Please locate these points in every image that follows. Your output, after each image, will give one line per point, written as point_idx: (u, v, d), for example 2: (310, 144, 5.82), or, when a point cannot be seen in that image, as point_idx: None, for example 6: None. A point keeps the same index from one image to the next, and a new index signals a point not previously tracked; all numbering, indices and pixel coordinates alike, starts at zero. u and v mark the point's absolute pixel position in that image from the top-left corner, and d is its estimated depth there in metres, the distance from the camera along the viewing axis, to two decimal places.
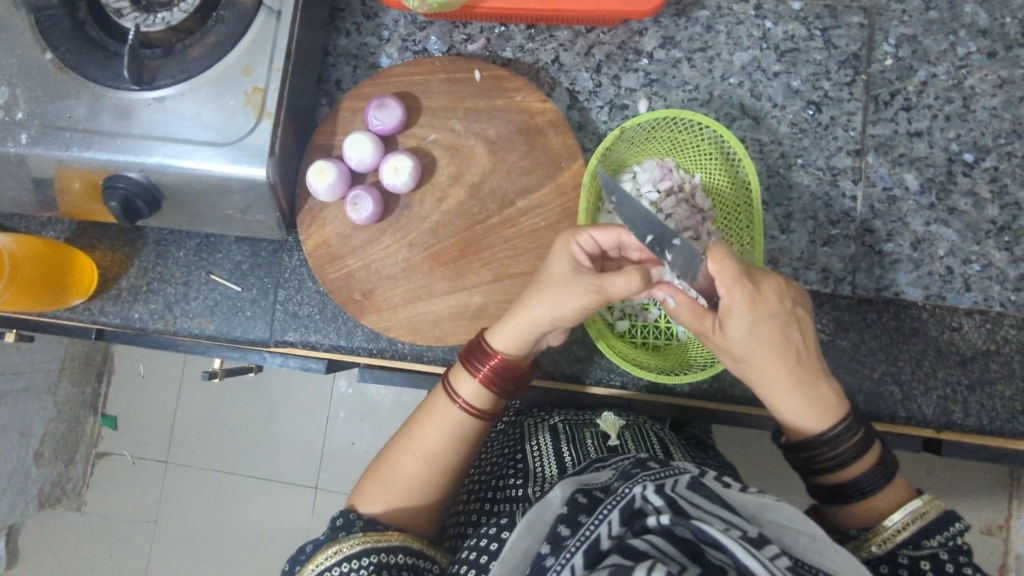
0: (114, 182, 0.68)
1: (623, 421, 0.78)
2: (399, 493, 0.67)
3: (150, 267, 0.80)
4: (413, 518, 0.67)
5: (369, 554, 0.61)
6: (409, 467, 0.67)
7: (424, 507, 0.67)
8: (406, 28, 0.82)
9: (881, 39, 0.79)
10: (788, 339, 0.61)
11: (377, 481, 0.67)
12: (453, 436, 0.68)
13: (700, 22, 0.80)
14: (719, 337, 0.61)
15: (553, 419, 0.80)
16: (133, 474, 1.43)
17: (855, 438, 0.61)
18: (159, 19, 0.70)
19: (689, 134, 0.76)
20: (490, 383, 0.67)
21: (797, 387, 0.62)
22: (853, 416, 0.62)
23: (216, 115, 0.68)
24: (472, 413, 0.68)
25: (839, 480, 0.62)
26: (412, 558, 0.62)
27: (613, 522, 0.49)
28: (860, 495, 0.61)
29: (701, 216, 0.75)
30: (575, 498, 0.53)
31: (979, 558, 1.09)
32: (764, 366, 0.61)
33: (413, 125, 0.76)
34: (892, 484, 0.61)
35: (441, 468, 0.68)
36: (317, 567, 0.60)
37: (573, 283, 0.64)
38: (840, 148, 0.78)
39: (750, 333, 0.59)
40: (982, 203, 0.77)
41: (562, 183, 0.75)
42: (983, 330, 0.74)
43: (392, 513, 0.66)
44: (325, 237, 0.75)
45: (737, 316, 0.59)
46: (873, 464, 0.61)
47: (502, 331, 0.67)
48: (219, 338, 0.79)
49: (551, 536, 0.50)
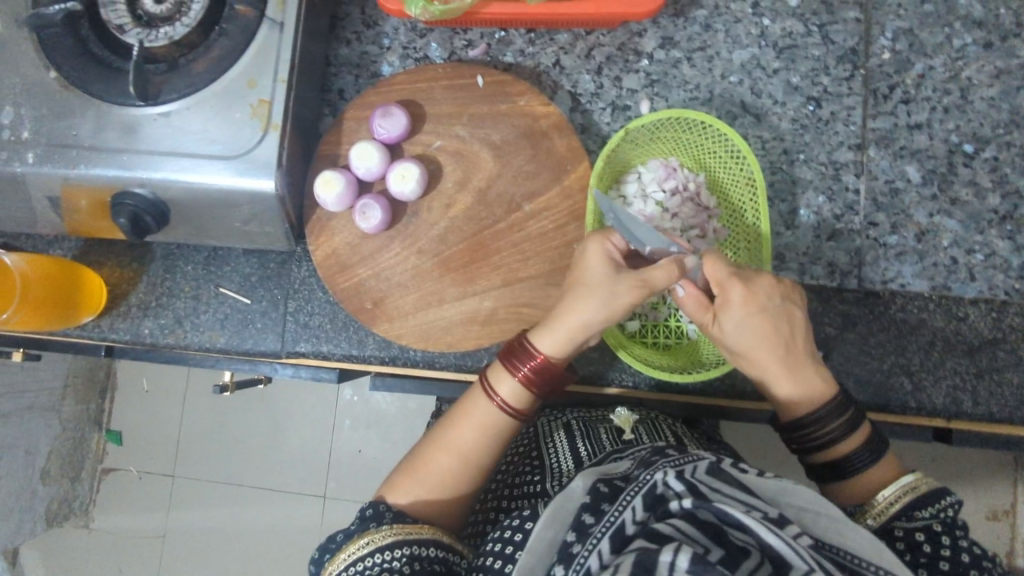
0: (122, 199, 0.68)
1: (637, 415, 0.78)
2: (431, 490, 0.67)
3: (159, 282, 0.80)
4: (443, 514, 0.67)
5: (402, 546, 0.60)
6: (443, 464, 0.67)
7: (454, 504, 0.67)
8: (406, 35, 0.82)
9: (878, 33, 0.80)
10: (780, 333, 0.64)
11: (408, 478, 0.67)
12: (493, 436, 0.68)
13: (698, 22, 0.81)
14: (711, 327, 0.65)
15: (567, 416, 0.80)
16: (140, 489, 1.42)
17: (843, 419, 0.62)
18: (163, 34, 0.70)
19: (692, 133, 0.76)
20: (533, 385, 0.67)
21: (792, 379, 0.64)
22: (842, 397, 0.63)
23: (222, 128, 0.68)
24: (510, 413, 0.68)
25: (830, 458, 0.63)
26: (441, 550, 0.62)
27: (636, 509, 0.50)
28: (850, 472, 0.62)
29: (707, 214, 0.76)
30: (596, 488, 0.54)
31: (988, 543, 1.10)
32: (756, 359, 0.64)
33: (418, 132, 0.76)
34: (881, 461, 0.62)
35: (474, 466, 0.68)
36: (349, 557, 0.60)
37: (622, 287, 0.64)
38: (842, 143, 0.79)
39: (741, 325, 0.63)
40: (984, 193, 0.77)
41: (569, 186, 0.75)
42: (989, 318, 0.75)
43: (425, 508, 0.66)
44: (334, 247, 0.75)
45: (730, 309, 0.63)
46: (862, 441, 0.62)
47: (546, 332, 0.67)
48: (231, 351, 0.79)
49: (576, 524, 0.51)
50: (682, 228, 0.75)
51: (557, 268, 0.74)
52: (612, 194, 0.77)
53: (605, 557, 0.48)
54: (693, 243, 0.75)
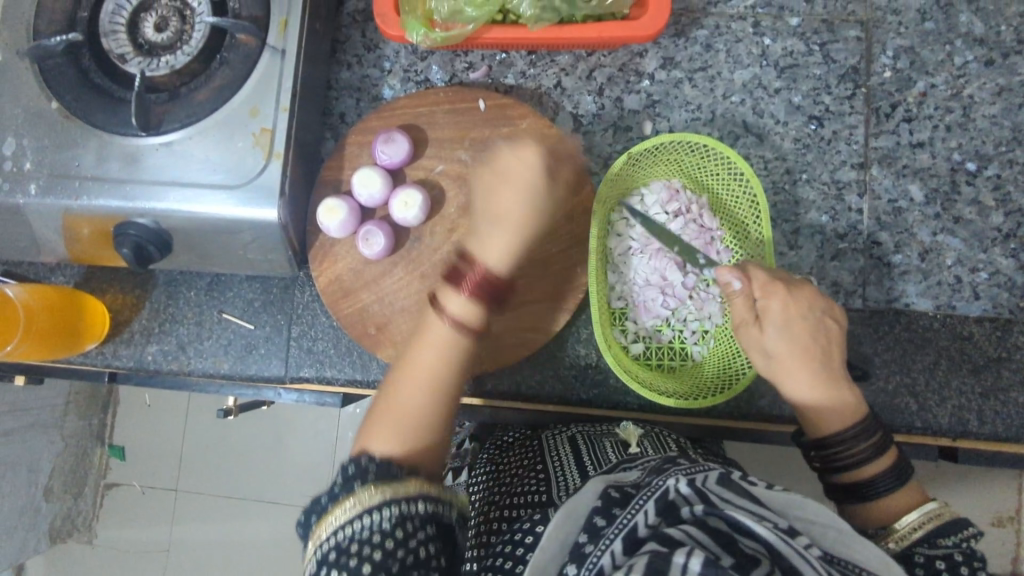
0: (125, 229, 0.68)
1: (643, 429, 0.76)
2: (399, 428, 0.57)
3: (162, 308, 0.80)
4: (423, 458, 0.56)
5: (394, 504, 0.51)
6: (410, 399, 0.59)
7: (430, 442, 0.58)
8: (407, 58, 0.82)
9: (879, 52, 0.80)
10: (818, 345, 0.63)
11: (375, 423, 0.58)
12: (453, 355, 0.60)
13: (699, 42, 0.81)
14: (749, 335, 0.64)
15: (571, 430, 0.78)
16: (143, 504, 1.42)
17: (872, 441, 0.61)
18: (164, 62, 0.71)
19: (695, 156, 0.76)
20: (483, 296, 0.60)
21: (828, 395, 0.63)
22: (872, 419, 0.62)
23: (224, 158, 0.68)
24: (466, 329, 0.60)
25: (856, 480, 0.62)
26: (431, 505, 0.53)
27: (649, 512, 0.49)
28: (873, 495, 0.61)
29: (711, 234, 0.76)
30: (608, 492, 0.52)
31: (994, 552, 1.10)
32: (790, 370, 0.63)
33: (420, 157, 0.76)
34: (906, 486, 0.61)
35: (442, 394, 0.59)
36: (335, 519, 0.51)
37: (531, 170, 0.63)
38: (844, 162, 0.79)
39: (779, 332, 0.62)
40: (987, 211, 0.77)
41: (571, 209, 0.75)
42: (993, 337, 0.75)
43: (396, 453, 0.55)
44: (337, 273, 0.75)
45: (771, 316, 0.63)
46: (889, 465, 0.61)
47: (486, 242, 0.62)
48: (234, 377, 0.79)
49: (588, 526, 0.50)
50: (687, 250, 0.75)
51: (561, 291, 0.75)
52: (615, 216, 0.78)
53: (618, 558, 0.47)
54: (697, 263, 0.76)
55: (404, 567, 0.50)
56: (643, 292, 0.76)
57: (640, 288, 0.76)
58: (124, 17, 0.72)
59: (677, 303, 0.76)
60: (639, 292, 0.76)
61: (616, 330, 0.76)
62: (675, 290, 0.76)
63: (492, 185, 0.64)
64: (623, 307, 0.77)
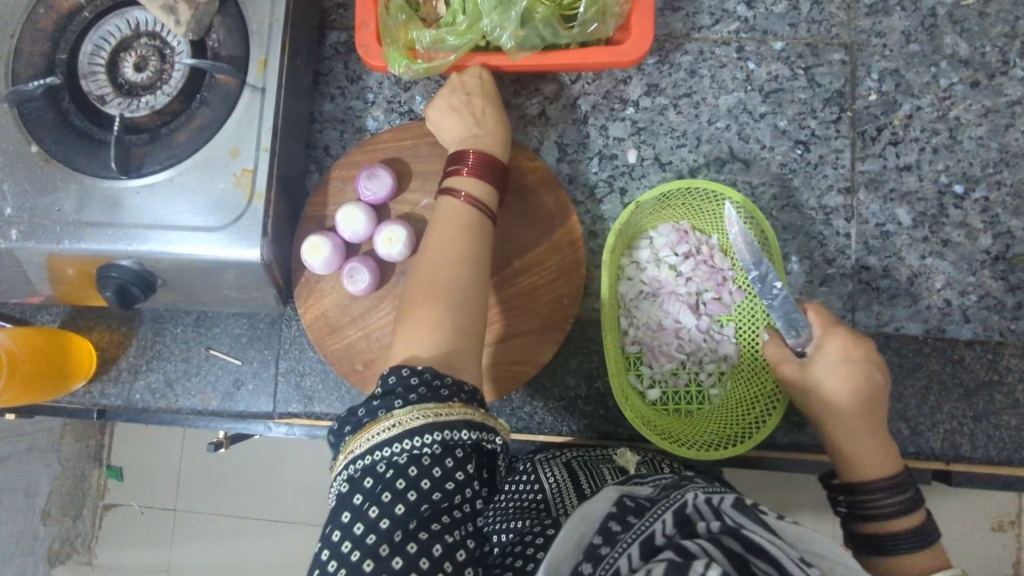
0: (108, 272, 0.68)
1: (640, 455, 0.73)
2: (435, 306, 0.60)
3: (149, 345, 0.80)
4: (459, 349, 0.59)
5: (433, 431, 0.51)
6: (440, 279, 0.62)
7: (465, 325, 0.61)
8: (391, 89, 0.82)
9: (864, 75, 0.79)
10: (865, 394, 0.66)
11: (410, 324, 0.60)
12: (470, 225, 0.65)
13: (683, 68, 0.80)
14: (798, 372, 0.68)
15: (565, 455, 0.74)
16: (145, 528, 1.37)
17: (899, 496, 0.63)
18: (144, 104, 0.71)
19: (704, 200, 0.76)
20: (484, 175, 0.68)
21: (861, 440, 0.66)
22: (903, 477, 0.64)
23: (204, 199, 0.68)
24: (474, 206, 0.66)
25: (876, 532, 0.63)
26: (475, 433, 0.52)
27: (666, 522, 0.49)
28: (891, 550, 0.62)
29: (721, 275, 0.76)
30: (623, 501, 0.52)
31: (995, 561, 1.09)
32: (831, 410, 0.67)
33: (404, 191, 0.76)
34: (929, 549, 0.61)
35: (461, 275, 0.63)
36: (373, 439, 0.51)
37: (495, 88, 0.74)
38: (830, 186, 0.78)
39: (828, 371, 0.67)
40: (975, 234, 0.77)
41: (556, 241, 0.75)
42: (984, 360, 0.75)
43: (438, 345, 0.58)
44: (323, 309, 0.75)
45: (824, 353, 0.67)
46: (914, 526, 0.62)
47: (476, 140, 0.70)
48: (223, 413, 0.79)
49: (602, 529, 0.49)
50: (697, 291, 0.76)
51: (548, 324, 0.74)
52: (625, 260, 0.77)
53: (635, 562, 0.47)
54: (710, 305, 0.76)
55: (432, 506, 0.50)
56: (657, 338, 0.75)
57: (655, 334, 0.76)
58: (103, 57, 0.72)
59: (692, 346, 0.76)
60: (653, 338, 0.76)
61: (631, 375, 0.76)
62: (689, 333, 0.76)
63: (466, 113, 0.72)
64: (637, 352, 0.76)
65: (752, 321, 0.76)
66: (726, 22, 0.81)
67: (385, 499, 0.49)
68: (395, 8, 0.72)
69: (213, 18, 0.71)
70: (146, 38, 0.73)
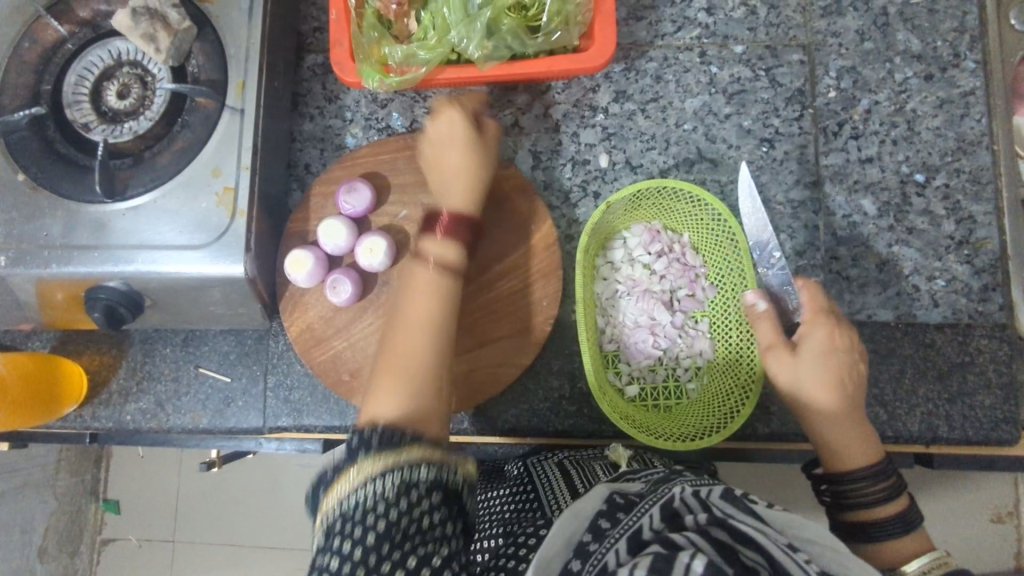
0: (96, 293, 0.70)
1: (632, 452, 0.74)
2: (401, 367, 0.58)
3: (139, 367, 0.81)
4: (426, 404, 0.57)
5: (392, 474, 0.49)
6: (409, 337, 0.61)
7: (430, 377, 0.59)
8: (368, 107, 0.85)
9: (822, 73, 0.83)
10: (850, 380, 0.68)
11: (380, 382, 0.58)
12: (436, 289, 0.63)
13: (649, 74, 0.83)
14: (789, 355, 0.69)
15: (559, 456, 0.75)
16: (143, 559, 1.36)
17: (885, 483, 0.64)
18: (127, 129, 0.74)
19: (674, 200, 0.78)
20: (455, 233, 0.67)
21: (847, 427, 0.67)
22: (886, 465, 0.65)
23: (191, 218, 0.70)
24: (442, 263, 0.64)
25: (863, 518, 0.64)
26: (437, 471, 0.50)
27: (654, 517, 0.50)
28: (875, 536, 0.63)
29: (693, 272, 0.78)
30: (614, 498, 0.53)
31: (993, 548, 1.10)
32: (824, 398, 0.67)
33: (383, 204, 0.78)
34: (914, 533, 0.63)
35: (428, 333, 0.61)
36: (337, 492, 0.49)
37: (468, 134, 0.73)
38: (797, 180, 0.81)
39: (818, 356, 0.68)
40: (938, 220, 0.79)
41: (534, 245, 0.77)
42: (956, 342, 0.76)
43: (404, 402, 0.56)
44: (308, 321, 0.76)
45: (815, 339, 0.69)
46: (900, 511, 0.63)
47: (444, 196, 0.71)
48: (215, 430, 0.80)
49: (592, 526, 0.50)
50: (670, 289, 0.78)
51: (526, 326, 0.76)
52: (600, 261, 0.80)
53: (622, 556, 0.47)
54: (683, 302, 0.78)
55: (402, 547, 0.47)
56: (634, 335, 0.77)
57: (630, 331, 0.78)
58: (87, 86, 0.75)
59: (668, 342, 0.77)
60: (629, 336, 0.78)
61: (609, 373, 0.78)
62: (665, 330, 0.77)
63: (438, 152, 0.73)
64: (615, 350, 0.78)
65: (727, 316, 0.78)
66: (688, 28, 0.84)
67: (354, 550, 0.47)
68: (368, 26, 0.75)
69: (191, 44, 0.73)
70: (128, 67, 0.75)
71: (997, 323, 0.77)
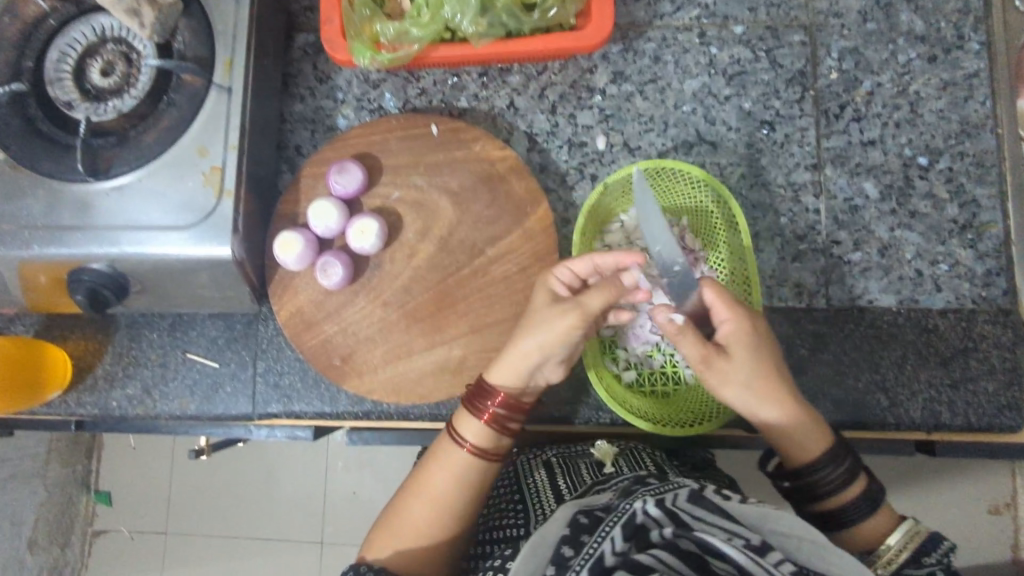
0: (79, 276, 0.68)
1: (618, 448, 0.77)
2: (415, 518, 0.67)
3: (125, 352, 0.80)
4: (428, 549, 0.67)
5: None
6: (428, 492, 0.68)
7: (440, 529, 0.68)
8: (360, 87, 0.83)
9: (824, 54, 0.81)
10: (777, 370, 0.64)
11: (395, 520, 0.68)
12: (464, 469, 0.68)
13: (647, 55, 0.82)
14: (721, 364, 0.63)
15: (547, 453, 0.79)
16: (134, 550, 1.35)
17: (842, 468, 0.64)
18: (111, 108, 0.71)
19: (673, 181, 0.77)
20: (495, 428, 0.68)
21: (796, 421, 0.65)
22: (840, 447, 0.65)
23: (176, 198, 0.68)
24: (477, 453, 0.68)
25: (832, 508, 0.65)
26: None
27: (616, 539, 0.50)
28: (850, 521, 0.64)
29: (693, 256, 0.77)
30: (577, 519, 0.52)
31: (992, 539, 1.09)
32: (772, 395, 0.64)
33: (376, 185, 0.76)
34: (880, 508, 0.64)
35: (450, 491, 0.68)
36: None
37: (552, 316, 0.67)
38: (798, 163, 0.79)
39: (751, 355, 0.63)
40: (941, 204, 0.78)
41: (530, 228, 0.75)
42: (959, 327, 0.75)
43: (411, 550, 0.67)
44: (298, 305, 0.75)
45: (737, 339, 0.63)
46: (862, 491, 0.64)
47: (501, 372, 0.68)
48: (203, 417, 0.78)
49: (555, 558, 0.50)
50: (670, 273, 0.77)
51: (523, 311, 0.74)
52: (598, 244, 0.78)
53: None
54: None
55: None
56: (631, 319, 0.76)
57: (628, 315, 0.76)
58: (69, 63, 0.73)
59: None
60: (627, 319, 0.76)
61: (607, 358, 0.76)
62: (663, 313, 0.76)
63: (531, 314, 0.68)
64: (612, 335, 0.76)
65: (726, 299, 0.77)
66: (687, 8, 0.82)
67: None
68: (360, 3, 0.73)
69: (177, 20, 0.71)
70: (112, 44, 0.73)
71: (1001, 309, 0.76)
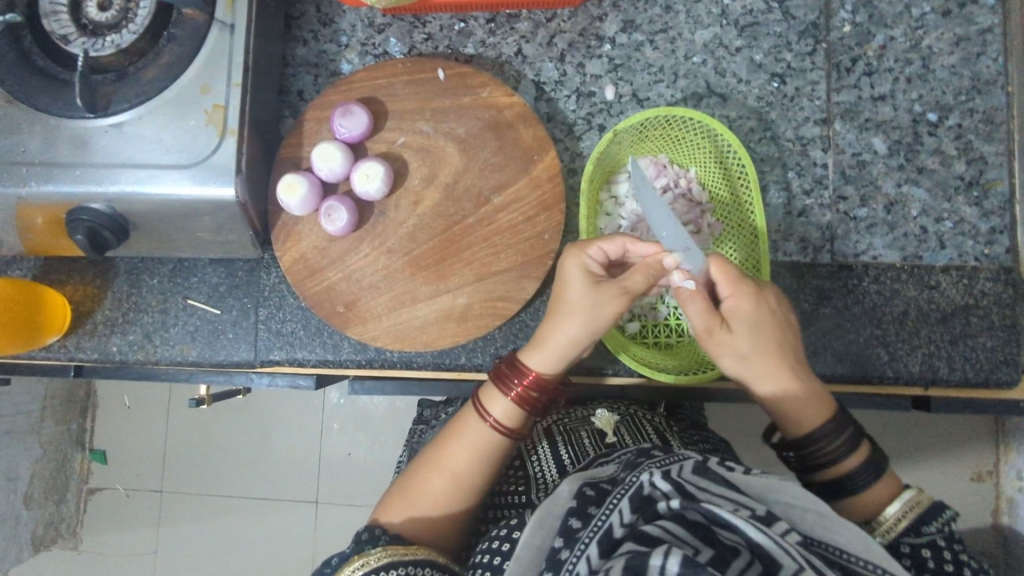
0: (77, 215, 0.66)
1: (618, 415, 0.81)
2: (428, 488, 0.67)
3: (125, 297, 0.79)
4: (439, 518, 0.67)
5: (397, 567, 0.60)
6: (445, 465, 0.68)
7: (451, 502, 0.68)
8: (364, 31, 0.81)
9: (837, 7, 0.79)
10: (780, 342, 0.65)
11: (408, 485, 0.68)
12: (485, 446, 0.68)
13: (659, 3, 0.80)
14: (722, 336, 0.64)
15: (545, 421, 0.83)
16: (131, 506, 1.35)
17: (844, 438, 0.65)
18: (109, 42, 0.68)
19: (682, 130, 0.76)
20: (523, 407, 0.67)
21: (799, 395, 0.65)
22: (842, 418, 0.65)
23: (177, 136, 0.66)
24: (501, 431, 0.68)
25: (833, 477, 0.66)
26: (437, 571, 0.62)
27: (623, 511, 0.49)
28: (855, 490, 0.65)
29: (699, 208, 0.76)
30: (582, 491, 0.53)
31: (976, 505, 1.11)
32: (771, 369, 0.64)
33: (381, 131, 0.75)
34: (885, 477, 0.65)
35: (469, 468, 0.68)
36: None
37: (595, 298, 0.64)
38: (808, 117, 0.79)
39: (751, 329, 0.64)
40: (949, 160, 0.78)
41: (537, 176, 0.74)
42: (960, 285, 0.75)
43: (421, 518, 0.67)
44: (301, 252, 0.74)
45: (739, 314, 0.63)
46: (863, 462, 0.65)
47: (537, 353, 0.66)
48: (203, 363, 0.78)
49: (563, 531, 0.50)
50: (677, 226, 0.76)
51: (529, 260, 0.73)
52: (605, 195, 0.78)
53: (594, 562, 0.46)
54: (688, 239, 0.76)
55: None
56: None
57: None
58: None
59: None
60: None
61: None
62: None
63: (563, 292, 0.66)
64: None
65: (733, 249, 0.77)
66: None
67: None
68: None
69: None
70: None
71: (1003, 266, 0.76)
